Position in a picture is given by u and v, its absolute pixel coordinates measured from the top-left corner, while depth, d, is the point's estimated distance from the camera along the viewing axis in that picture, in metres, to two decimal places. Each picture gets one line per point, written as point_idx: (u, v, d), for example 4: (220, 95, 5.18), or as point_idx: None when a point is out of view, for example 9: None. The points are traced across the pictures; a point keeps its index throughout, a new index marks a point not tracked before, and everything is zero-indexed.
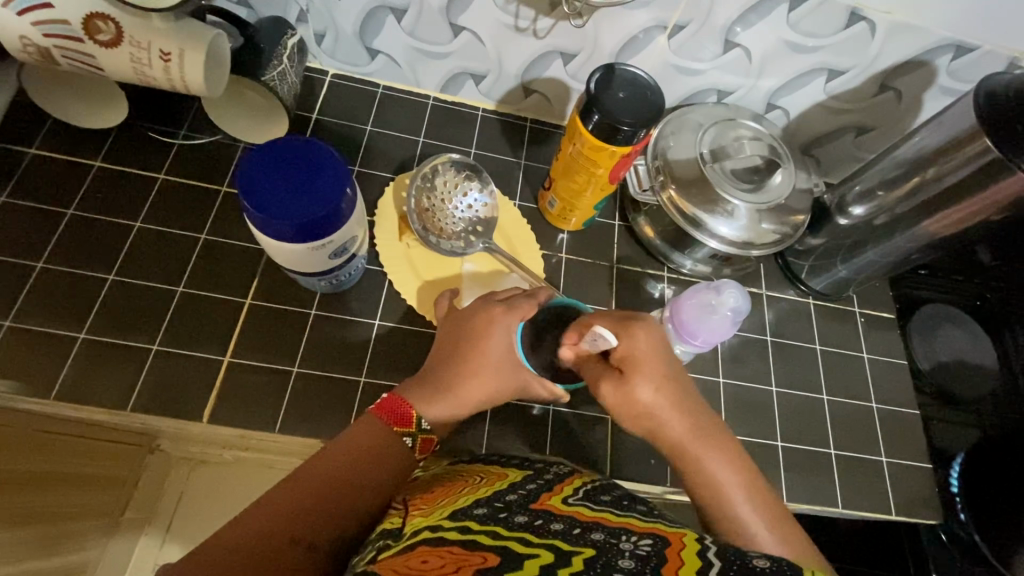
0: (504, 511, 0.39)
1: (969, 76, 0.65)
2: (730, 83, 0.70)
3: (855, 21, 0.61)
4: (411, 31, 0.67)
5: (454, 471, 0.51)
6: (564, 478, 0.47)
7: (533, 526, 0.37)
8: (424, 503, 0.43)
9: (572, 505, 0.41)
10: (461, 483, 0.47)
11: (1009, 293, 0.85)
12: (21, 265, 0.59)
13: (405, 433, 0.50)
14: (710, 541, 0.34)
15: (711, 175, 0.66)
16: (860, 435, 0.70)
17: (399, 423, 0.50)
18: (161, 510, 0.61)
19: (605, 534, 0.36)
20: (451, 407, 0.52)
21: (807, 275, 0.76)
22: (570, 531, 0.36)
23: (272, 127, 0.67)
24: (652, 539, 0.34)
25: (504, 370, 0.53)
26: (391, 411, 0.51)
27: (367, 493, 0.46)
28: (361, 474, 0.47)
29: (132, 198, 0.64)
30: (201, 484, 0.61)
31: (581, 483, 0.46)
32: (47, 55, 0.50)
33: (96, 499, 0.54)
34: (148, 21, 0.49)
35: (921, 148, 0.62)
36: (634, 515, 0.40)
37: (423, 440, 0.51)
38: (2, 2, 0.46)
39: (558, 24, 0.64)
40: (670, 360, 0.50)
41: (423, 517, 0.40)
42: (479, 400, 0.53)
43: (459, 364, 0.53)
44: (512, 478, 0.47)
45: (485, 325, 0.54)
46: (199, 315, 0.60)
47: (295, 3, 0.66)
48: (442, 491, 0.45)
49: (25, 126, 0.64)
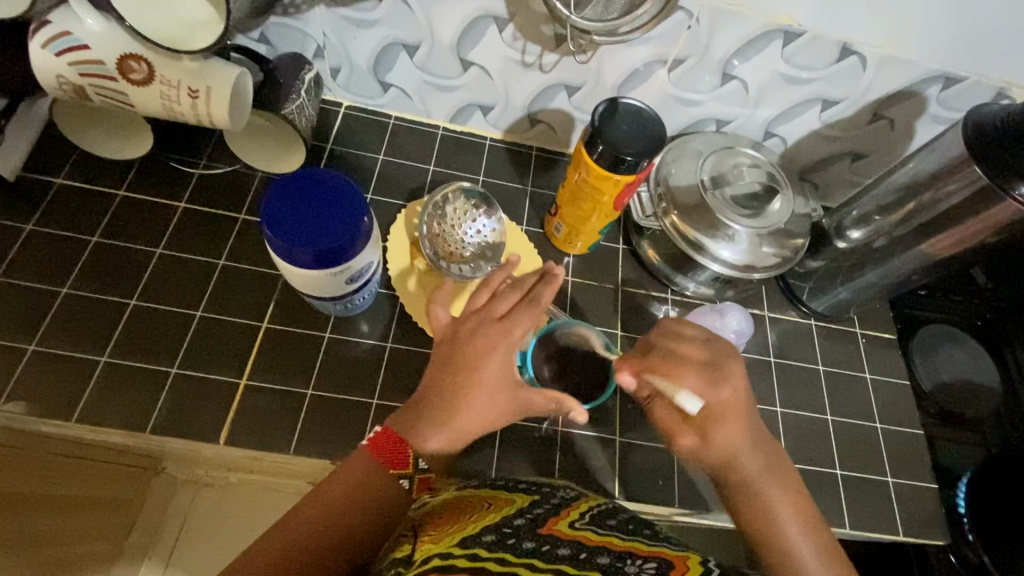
0: (512, 538, 0.40)
1: (959, 105, 0.68)
2: (728, 112, 0.73)
3: (847, 55, 0.64)
4: (423, 66, 0.71)
5: (462, 495, 0.51)
6: (570, 503, 0.48)
7: (541, 552, 0.38)
8: (434, 528, 0.43)
9: (578, 530, 0.42)
10: (470, 508, 0.47)
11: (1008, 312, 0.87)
12: (46, 291, 0.61)
13: (399, 474, 0.49)
14: (712, 565, 0.37)
15: (712, 202, 0.68)
16: (865, 455, 0.71)
17: (394, 464, 0.49)
18: (161, 540, 0.63)
19: (612, 558, 0.38)
20: (448, 436, 0.51)
21: (808, 296, 0.77)
22: (578, 557, 0.37)
23: (289, 158, 0.70)
24: (657, 563, 0.37)
25: (503, 392, 0.51)
26: (385, 449, 0.50)
27: (366, 531, 0.47)
28: (357, 513, 0.47)
29: (154, 225, 0.66)
30: (201, 512, 0.64)
31: (587, 508, 0.47)
32: (81, 92, 0.53)
33: (101, 522, 0.58)
34: (178, 62, 0.52)
35: (915, 175, 0.65)
36: (638, 539, 0.42)
37: (419, 478, 0.50)
38: (42, 44, 0.49)
39: (562, 59, 0.67)
40: (749, 410, 0.51)
41: (433, 544, 0.40)
42: (479, 425, 0.51)
43: (454, 393, 0.51)
44: (520, 503, 0.47)
45: (478, 348, 0.51)
46: (216, 338, 0.61)
47: (311, 41, 0.70)
48: (448, 516, 0.46)
49: (52, 157, 0.67)
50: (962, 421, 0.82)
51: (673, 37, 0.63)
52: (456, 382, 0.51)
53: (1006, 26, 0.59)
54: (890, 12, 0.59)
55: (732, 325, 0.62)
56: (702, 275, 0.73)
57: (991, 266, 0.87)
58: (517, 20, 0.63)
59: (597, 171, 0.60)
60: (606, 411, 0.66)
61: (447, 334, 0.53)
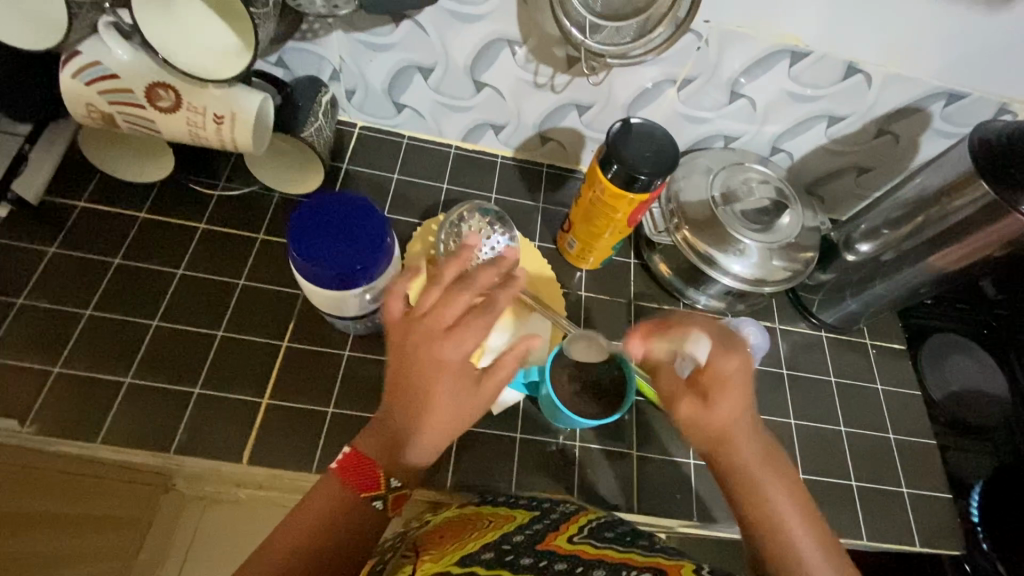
0: (510, 554, 0.41)
1: (962, 121, 0.69)
2: (735, 129, 0.74)
3: (853, 73, 0.65)
4: (436, 87, 0.72)
5: (462, 515, 0.52)
6: (570, 517, 0.49)
7: (539, 567, 0.38)
8: (434, 547, 0.44)
9: (576, 544, 0.43)
10: (471, 527, 0.48)
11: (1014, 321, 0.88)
12: (70, 313, 0.62)
13: (371, 497, 0.45)
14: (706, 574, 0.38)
15: (723, 217, 0.69)
16: (879, 465, 0.72)
17: (364, 487, 0.45)
18: None
19: (607, 570, 0.37)
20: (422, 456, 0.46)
21: (818, 307, 0.79)
22: (574, 571, 0.38)
23: (307, 179, 0.72)
24: None
25: (467, 406, 0.45)
26: (353, 474, 0.45)
27: (347, 560, 0.44)
28: (336, 542, 0.44)
29: (175, 246, 0.67)
30: None
31: (586, 521, 0.47)
32: (110, 119, 0.54)
33: None
34: (203, 89, 0.53)
35: (923, 189, 0.66)
36: (635, 550, 0.42)
37: (395, 497, 0.46)
38: (74, 74, 0.51)
39: (574, 80, 0.69)
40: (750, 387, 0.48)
41: (432, 563, 0.40)
42: (448, 431, 0.46)
43: (415, 415, 0.45)
44: (520, 519, 0.48)
45: (427, 354, 0.44)
46: (237, 357, 0.62)
47: (328, 65, 0.71)
48: (450, 535, 0.47)
49: (75, 180, 0.69)
50: (973, 430, 0.82)
51: (683, 58, 0.65)
52: (412, 395, 0.44)
53: (1007, 44, 0.61)
54: (894, 33, 0.61)
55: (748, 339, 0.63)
56: (714, 289, 0.73)
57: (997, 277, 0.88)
58: (530, 43, 0.65)
59: (613, 190, 0.61)
60: (622, 426, 0.67)
61: (394, 339, 0.45)
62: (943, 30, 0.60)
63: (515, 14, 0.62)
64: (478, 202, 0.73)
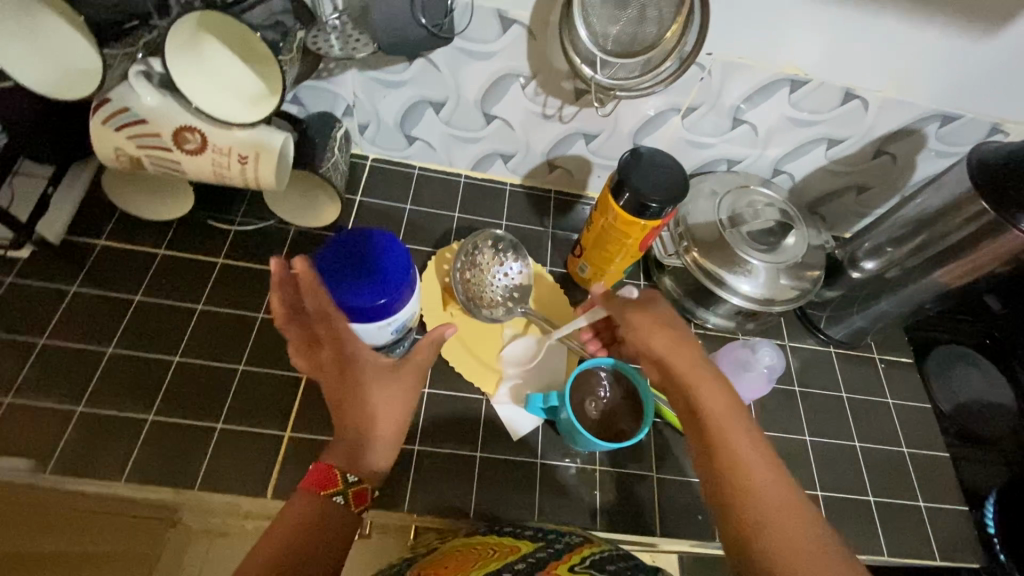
0: None
1: (956, 141, 0.72)
2: (738, 153, 0.76)
3: (850, 99, 0.68)
4: (447, 120, 0.74)
5: (467, 544, 0.52)
6: (573, 547, 0.49)
7: None
8: None
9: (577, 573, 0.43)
10: (474, 556, 0.48)
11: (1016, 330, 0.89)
12: (93, 352, 0.62)
13: (334, 493, 0.46)
14: None
15: (730, 238, 0.71)
16: (896, 480, 0.72)
17: (323, 486, 0.46)
18: None
19: None
20: (375, 446, 0.49)
21: (825, 324, 0.80)
22: None
23: (322, 212, 0.73)
24: None
25: (380, 382, 0.50)
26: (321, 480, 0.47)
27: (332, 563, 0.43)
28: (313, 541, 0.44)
29: (195, 282, 0.68)
30: None
31: (590, 552, 0.48)
32: (137, 163, 0.56)
33: None
34: (228, 132, 0.54)
35: (925, 208, 0.68)
36: None
37: (354, 493, 0.47)
38: (105, 121, 0.53)
39: (581, 111, 0.71)
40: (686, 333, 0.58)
41: None
42: (387, 421, 0.49)
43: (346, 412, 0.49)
44: (523, 550, 0.48)
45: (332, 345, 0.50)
46: (259, 390, 0.63)
47: (342, 101, 0.73)
48: (454, 564, 0.47)
49: (95, 220, 0.70)
50: (982, 440, 0.83)
51: (687, 88, 0.67)
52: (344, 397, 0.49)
53: (996, 69, 0.63)
54: (888, 61, 0.63)
55: (763, 360, 0.64)
56: (724, 309, 0.75)
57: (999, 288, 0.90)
58: (539, 78, 0.67)
59: (624, 218, 0.63)
60: (641, 447, 0.67)
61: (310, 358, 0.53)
62: (936, 57, 0.63)
63: (525, 52, 0.64)
64: (494, 232, 0.74)
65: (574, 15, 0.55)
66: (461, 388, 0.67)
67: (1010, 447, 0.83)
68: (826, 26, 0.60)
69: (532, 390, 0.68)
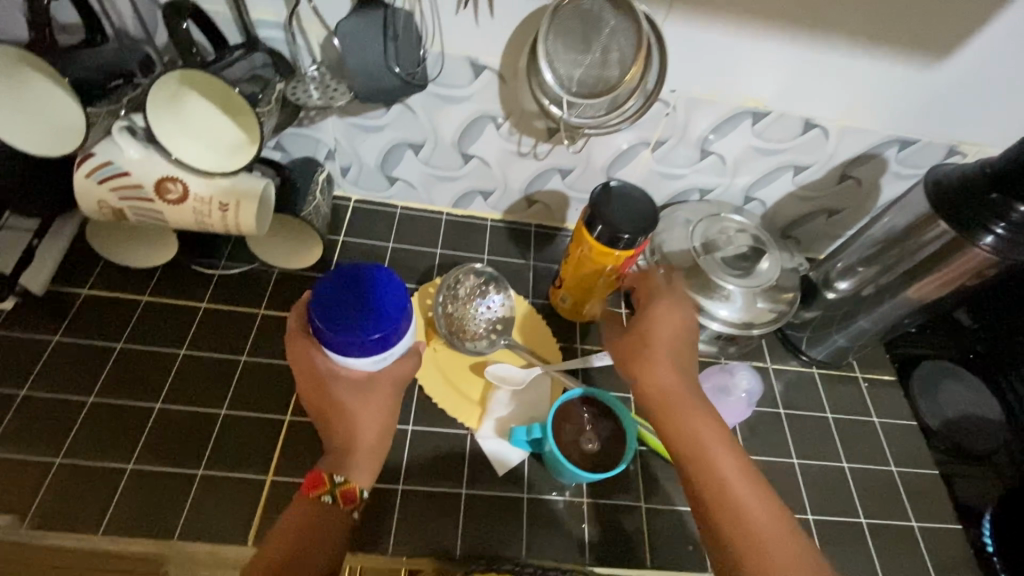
0: None
1: (916, 164, 0.75)
2: (709, 182, 0.79)
3: (810, 128, 0.71)
4: (426, 161, 0.77)
5: None
6: None
7: None
8: None
9: None
10: None
11: (997, 344, 0.90)
12: (73, 401, 0.62)
13: (322, 494, 0.49)
14: None
15: (704, 265, 0.72)
16: (887, 500, 0.72)
17: (313, 489, 0.50)
18: None
19: None
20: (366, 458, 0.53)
21: (807, 345, 0.81)
22: None
23: (304, 253, 0.74)
24: None
25: (374, 396, 0.53)
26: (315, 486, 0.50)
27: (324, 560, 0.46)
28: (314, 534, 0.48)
29: (178, 327, 0.68)
30: None
31: None
32: (119, 213, 0.57)
33: None
34: (209, 181, 0.56)
35: (890, 228, 0.70)
36: None
37: (342, 492, 0.50)
38: (88, 174, 0.54)
39: (554, 147, 0.74)
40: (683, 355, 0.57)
41: None
42: (372, 421, 0.54)
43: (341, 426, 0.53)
44: None
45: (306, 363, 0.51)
46: (242, 435, 0.62)
47: (323, 146, 0.76)
48: None
49: (79, 270, 0.71)
50: (973, 455, 0.83)
51: (654, 123, 0.70)
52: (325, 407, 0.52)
53: (945, 95, 0.67)
54: (842, 91, 0.67)
55: (742, 383, 0.64)
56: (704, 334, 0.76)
57: (977, 303, 0.92)
58: (512, 118, 0.70)
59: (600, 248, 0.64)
60: (628, 477, 0.67)
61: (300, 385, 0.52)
62: (886, 87, 0.66)
63: (496, 95, 0.67)
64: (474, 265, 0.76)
65: (539, 60, 0.58)
66: (446, 424, 0.67)
67: (1002, 462, 0.82)
68: (780, 62, 0.64)
69: (516, 423, 0.68)
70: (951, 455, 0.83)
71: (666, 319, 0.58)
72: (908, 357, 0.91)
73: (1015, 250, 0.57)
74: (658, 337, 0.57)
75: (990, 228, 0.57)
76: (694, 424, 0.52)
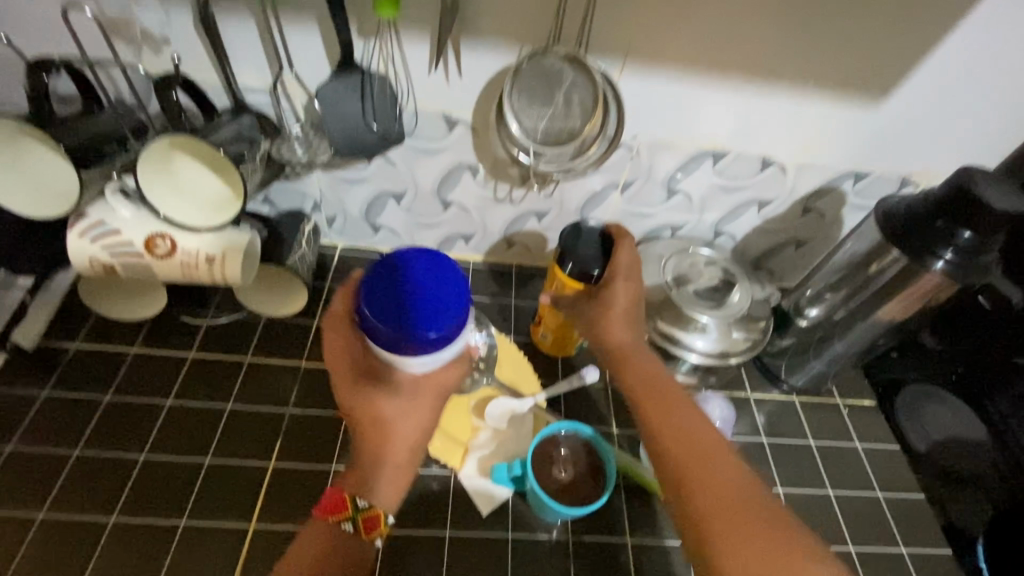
0: None
1: (872, 195, 0.79)
2: (679, 219, 0.83)
3: (768, 166, 0.75)
4: (408, 209, 0.80)
5: None
6: None
7: None
8: None
9: None
10: None
11: None
12: (59, 455, 0.63)
13: (343, 520, 0.49)
14: None
15: (677, 298, 0.75)
16: (874, 527, 0.71)
17: (333, 512, 0.49)
18: None
19: None
20: (396, 476, 0.52)
21: (786, 373, 0.82)
22: None
23: (290, 301, 0.77)
24: None
25: (415, 405, 0.52)
26: (333, 509, 0.50)
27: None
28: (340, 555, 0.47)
29: (165, 377, 0.70)
30: None
31: None
32: (110, 269, 0.60)
33: None
34: (196, 235, 0.59)
35: (851, 256, 0.73)
36: None
37: (365, 518, 0.49)
38: (80, 234, 0.57)
39: (529, 192, 0.77)
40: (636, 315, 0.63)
41: None
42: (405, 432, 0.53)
43: (372, 441, 0.52)
44: None
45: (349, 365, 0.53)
46: (226, 483, 0.63)
47: (309, 199, 0.79)
48: None
49: (70, 325, 0.73)
50: (963, 479, 0.83)
51: (621, 167, 0.74)
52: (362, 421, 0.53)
53: (890, 132, 0.72)
54: (793, 132, 0.71)
55: (716, 413, 0.66)
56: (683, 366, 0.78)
57: None
58: (487, 167, 0.74)
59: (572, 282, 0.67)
60: (613, 512, 0.67)
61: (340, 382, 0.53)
62: (834, 127, 0.71)
63: (470, 147, 0.71)
64: None
65: (505, 114, 0.62)
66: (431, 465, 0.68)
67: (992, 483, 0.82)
68: (733, 108, 0.68)
69: (499, 461, 0.68)
70: (939, 480, 0.83)
71: (634, 311, 0.63)
72: (890, 382, 0.92)
73: (963, 274, 0.60)
74: (625, 324, 0.62)
75: (937, 255, 0.60)
76: (663, 396, 0.56)
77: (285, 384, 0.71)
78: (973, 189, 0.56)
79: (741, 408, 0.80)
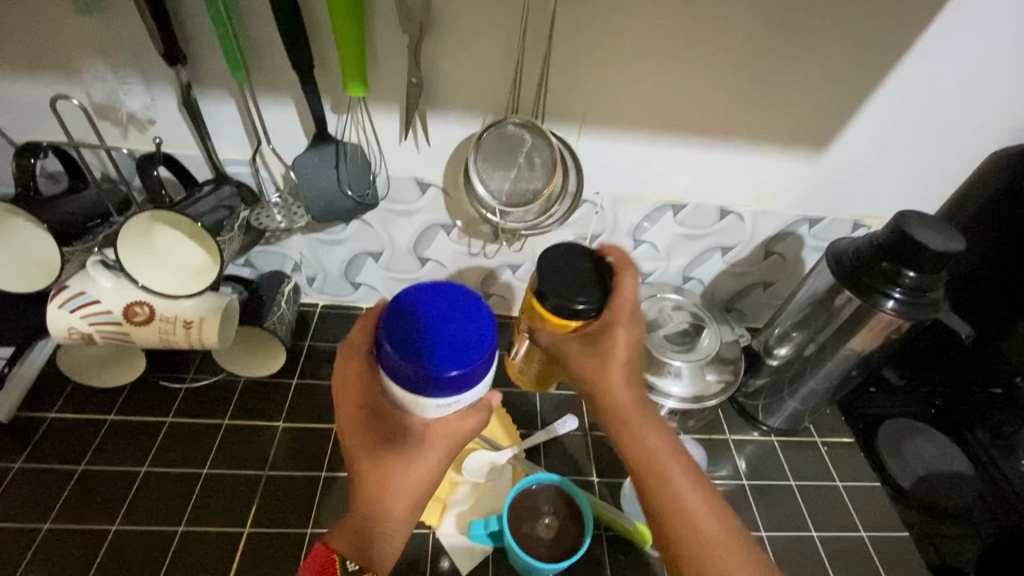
0: None
1: (828, 237, 0.83)
2: (647, 267, 0.86)
3: (726, 214, 0.79)
4: (387, 266, 0.83)
5: None
6: None
7: None
8: None
9: None
10: None
11: (954, 397, 0.93)
12: (27, 530, 0.61)
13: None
14: None
15: (648, 343, 0.77)
16: (861, 569, 0.71)
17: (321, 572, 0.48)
18: None
19: None
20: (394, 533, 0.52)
21: (763, 413, 0.83)
22: None
23: (267, 361, 0.78)
24: None
25: (422, 452, 0.52)
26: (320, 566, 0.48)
27: None
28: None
29: (141, 443, 0.70)
30: None
31: None
32: (88, 338, 0.61)
33: None
34: (175, 301, 0.61)
35: (812, 296, 0.76)
36: None
37: None
38: (60, 305, 0.59)
39: (501, 247, 0.81)
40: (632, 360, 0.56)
41: None
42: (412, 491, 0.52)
43: (373, 491, 0.52)
44: None
45: (360, 409, 0.53)
46: (199, 552, 0.62)
47: (289, 260, 0.82)
48: None
49: (48, 394, 0.73)
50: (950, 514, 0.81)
51: (587, 220, 0.78)
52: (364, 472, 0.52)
53: (837, 179, 0.76)
54: (746, 183, 0.76)
55: None
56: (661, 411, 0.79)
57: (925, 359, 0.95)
58: (460, 225, 0.77)
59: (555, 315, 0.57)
60: (594, 565, 0.66)
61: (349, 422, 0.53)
62: (784, 176, 0.76)
63: (443, 207, 0.75)
64: None
65: (471, 177, 0.66)
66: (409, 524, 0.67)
67: (978, 517, 0.81)
68: (687, 162, 0.73)
69: (477, 516, 0.68)
70: (923, 516, 0.81)
71: (632, 356, 0.56)
72: (867, 418, 0.91)
73: (913, 311, 0.63)
74: (625, 374, 0.55)
75: (888, 293, 0.63)
76: (666, 471, 0.51)
77: (262, 446, 0.71)
78: (910, 232, 0.59)
79: (721, 451, 0.81)
